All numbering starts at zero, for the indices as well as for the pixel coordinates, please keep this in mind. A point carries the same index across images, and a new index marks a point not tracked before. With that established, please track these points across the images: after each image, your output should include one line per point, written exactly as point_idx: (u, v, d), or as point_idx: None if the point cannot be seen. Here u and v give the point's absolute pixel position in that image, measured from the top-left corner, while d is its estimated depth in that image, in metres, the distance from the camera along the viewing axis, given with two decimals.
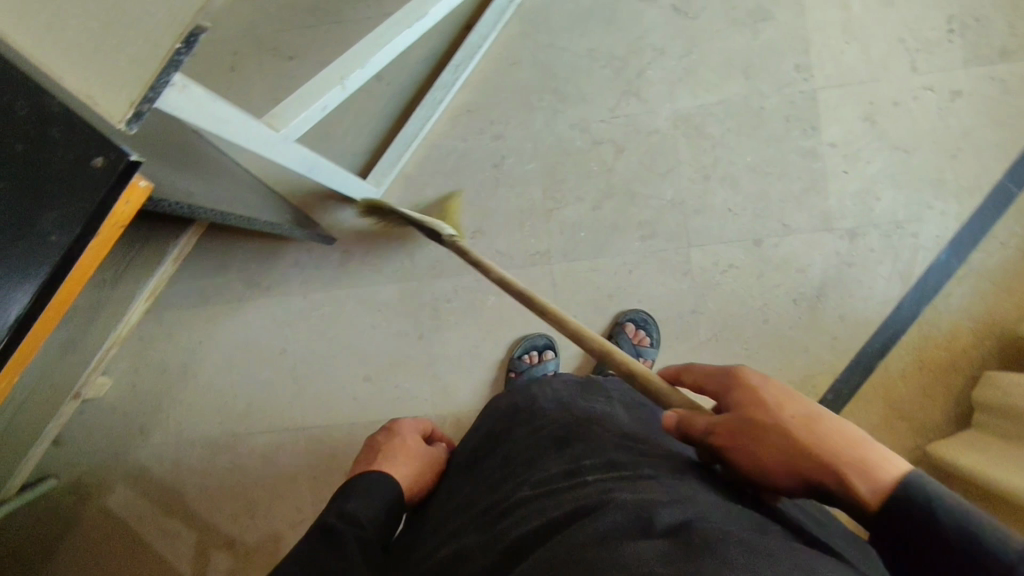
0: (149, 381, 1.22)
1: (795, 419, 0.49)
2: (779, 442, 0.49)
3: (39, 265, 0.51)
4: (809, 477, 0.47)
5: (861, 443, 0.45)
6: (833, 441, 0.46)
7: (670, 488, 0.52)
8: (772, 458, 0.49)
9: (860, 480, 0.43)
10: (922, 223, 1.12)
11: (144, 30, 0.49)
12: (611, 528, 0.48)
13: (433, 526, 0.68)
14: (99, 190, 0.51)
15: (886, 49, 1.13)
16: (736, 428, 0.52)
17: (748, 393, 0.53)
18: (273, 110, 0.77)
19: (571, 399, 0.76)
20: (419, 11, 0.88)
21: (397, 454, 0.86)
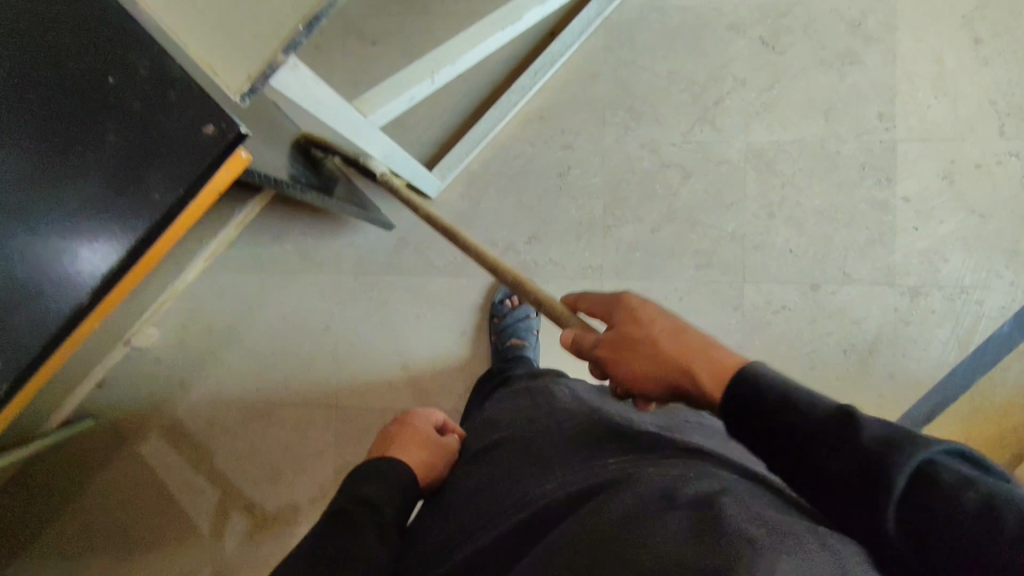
0: (193, 337, 1.25)
1: (664, 331, 0.53)
2: (650, 353, 0.53)
3: (140, 220, 0.53)
4: (676, 386, 0.51)
5: (712, 350, 0.50)
6: (689, 348, 0.51)
7: (691, 467, 0.49)
8: (646, 367, 0.53)
9: (711, 381, 0.48)
10: (988, 291, 1.09)
11: (269, 10, 0.50)
12: (638, 503, 0.44)
13: (453, 512, 0.65)
14: (204, 156, 0.53)
15: (976, 108, 1.10)
16: (614, 343, 0.56)
17: (626, 313, 0.56)
18: (363, 95, 0.78)
19: (585, 397, 0.74)
20: (513, 15, 0.89)
21: (409, 444, 0.79)
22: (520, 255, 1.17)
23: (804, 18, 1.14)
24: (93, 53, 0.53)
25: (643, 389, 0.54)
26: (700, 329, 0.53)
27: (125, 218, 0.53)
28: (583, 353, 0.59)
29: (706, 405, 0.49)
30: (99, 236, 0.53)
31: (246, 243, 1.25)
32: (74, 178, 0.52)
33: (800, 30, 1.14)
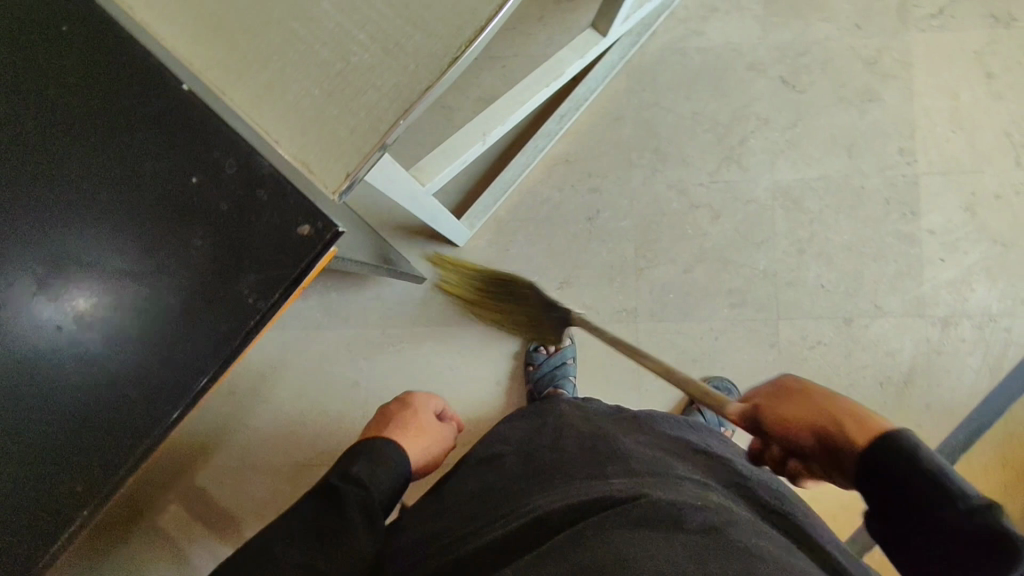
0: (213, 401, 1.19)
1: (817, 392, 0.55)
2: (800, 402, 0.55)
3: (235, 324, 0.51)
4: (821, 431, 0.52)
5: (861, 410, 0.53)
6: (842, 405, 0.53)
7: (693, 495, 0.55)
8: (793, 416, 0.54)
9: (862, 431, 0.50)
10: (1016, 318, 1.11)
11: (368, 103, 0.49)
12: (641, 517, 0.51)
13: (446, 504, 0.70)
14: (295, 257, 0.51)
15: (992, 141, 1.13)
16: (764, 395, 0.58)
17: (777, 375, 0.59)
18: (418, 164, 0.77)
19: (598, 420, 0.76)
20: (558, 70, 0.88)
21: (408, 424, 0.92)
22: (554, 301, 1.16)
23: (823, 57, 1.16)
24: (175, 155, 0.51)
25: (780, 431, 0.55)
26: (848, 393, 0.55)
27: (216, 323, 0.51)
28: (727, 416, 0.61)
29: (852, 451, 0.50)
30: (197, 347, 0.51)
31: None
32: (151, 280, 0.51)
33: (819, 69, 1.16)
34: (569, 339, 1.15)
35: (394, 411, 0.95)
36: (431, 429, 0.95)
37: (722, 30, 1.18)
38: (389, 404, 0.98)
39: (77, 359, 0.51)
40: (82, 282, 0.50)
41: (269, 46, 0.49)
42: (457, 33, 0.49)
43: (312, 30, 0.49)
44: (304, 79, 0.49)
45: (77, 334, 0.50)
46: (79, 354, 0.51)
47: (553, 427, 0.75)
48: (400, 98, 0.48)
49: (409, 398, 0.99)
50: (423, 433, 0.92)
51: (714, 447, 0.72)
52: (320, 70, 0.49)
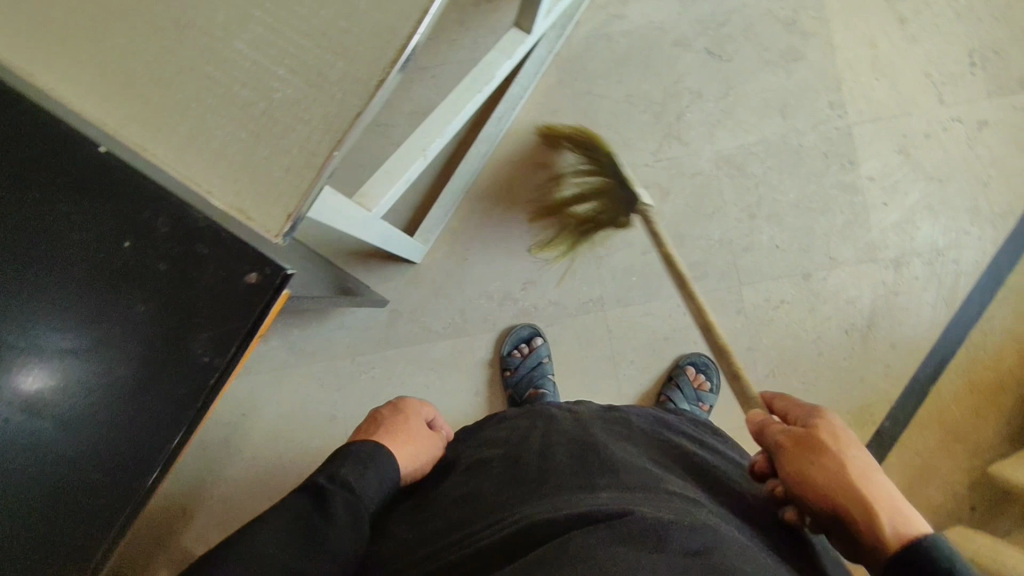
0: (189, 458, 1.15)
1: (858, 464, 0.57)
2: (830, 469, 0.57)
3: (188, 390, 0.49)
4: (841, 508, 0.55)
5: (898, 504, 0.54)
6: (879, 490, 0.55)
7: (681, 512, 0.55)
8: (821, 479, 0.57)
9: (890, 526, 0.52)
10: (961, 249, 1.16)
11: (300, 139, 0.47)
12: (626, 536, 0.51)
13: (433, 513, 0.69)
14: (242, 316, 0.48)
15: (914, 83, 1.17)
16: (799, 443, 0.60)
17: (825, 426, 0.61)
18: (362, 189, 0.75)
19: (590, 426, 0.76)
20: (488, 72, 0.87)
21: (400, 431, 0.81)
22: (519, 302, 1.16)
23: (744, 24, 1.18)
24: (105, 221, 0.48)
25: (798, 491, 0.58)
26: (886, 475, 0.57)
27: (165, 412, 0.48)
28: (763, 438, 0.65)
29: (868, 541, 0.53)
30: (149, 433, 0.48)
31: None
32: (97, 358, 0.48)
33: (742, 36, 1.18)
34: (540, 338, 1.14)
35: (382, 419, 0.84)
36: (424, 437, 0.83)
37: (644, 11, 1.18)
38: (379, 411, 0.87)
39: (19, 447, 0.47)
40: (23, 363, 0.47)
41: (186, 93, 0.47)
42: (379, 55, 0.47)
43: (229, 70, 0.47)
44: (228, 123, 0.47)
45: (17, 420, 0.47)
46: (19, 441, 0.47)
47: (541, 434, 0.74)
48: (331, 129, 0.47)
49: (401, 404, 0.89)
50: (416, 440, 0.81)
51: (705, 453, 0.72)
52: (243, 112, 0.47)
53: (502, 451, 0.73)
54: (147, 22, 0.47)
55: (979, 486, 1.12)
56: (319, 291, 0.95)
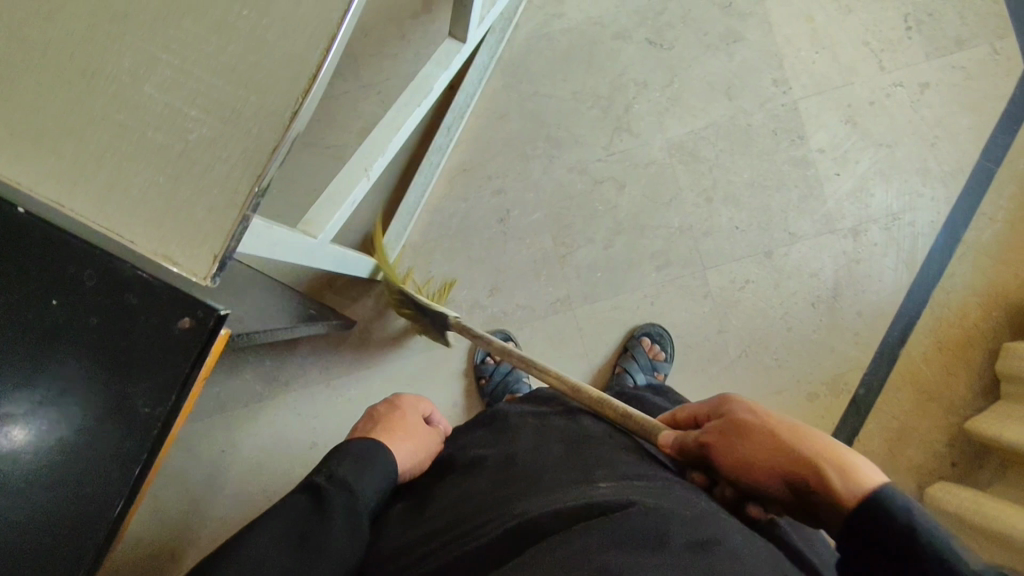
0: (173, 501, 1.13)
1: (784, 428, 0.56)
2: (772, 446, 0.55)
3: (132, 444, 0.48)
4: (793, 477, 0.53)
5: (844, 457, 0.51)
6: (810, 442, 0.53)
7: (684, 505, 0.56)
8: (759, 457, 0.55)
9: (840, 483, 0.49)
10: (916, 211, 1.17)
11: (219, 178, 0.46)
12: (629, 534, 0.51)
13: (427, 511, 0.69)
14: (181, 360, 0.48)
15: (854, 53, 1.19)
16: (731, 434, 0.58)
17: (751, 412, 0.58)
18: (306, 216, 0.75)
19: (578, 424, 0.77)
20: (424, 86, 0.86)
21: (396, 429, 0.83)
22: (488, 309, 1.16)
23: (682, 10, 1.19)
24: (34, 278, 0.47)
25: (753, 477, 0.56)
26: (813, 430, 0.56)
27: (113, 467, 0.47)
28: (686, 447, 0.64)
29: (828, 505, 0.50)
30: (98, 484, 0.47)
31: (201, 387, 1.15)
32: (57, 412, 0.47)
33: (681, 23, 1.18)
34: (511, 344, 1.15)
35: (380, 417, 0.87)
36: (422, 432, 0.85)
37: (581, 7, 1.19)
38: (376, 408, 0.90)
39: None
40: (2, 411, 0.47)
41: (100, 144, 0.46)
42: (290, 85, 0.46)
43: (140, 117, 0.46)
44: (145, 169, 0.46)
45: None
46: None
47: (535, 434, 0.75)
48: (249, 165, 0.46)
49: (398, 402, 0.91)
50: (412, 436, 0.83)
51: None
52: (158, 156, 0.46)
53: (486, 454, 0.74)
54: (52, 76, 0.46)
55: (958, 441, 1.14)
56: (288, 322, 0.94)
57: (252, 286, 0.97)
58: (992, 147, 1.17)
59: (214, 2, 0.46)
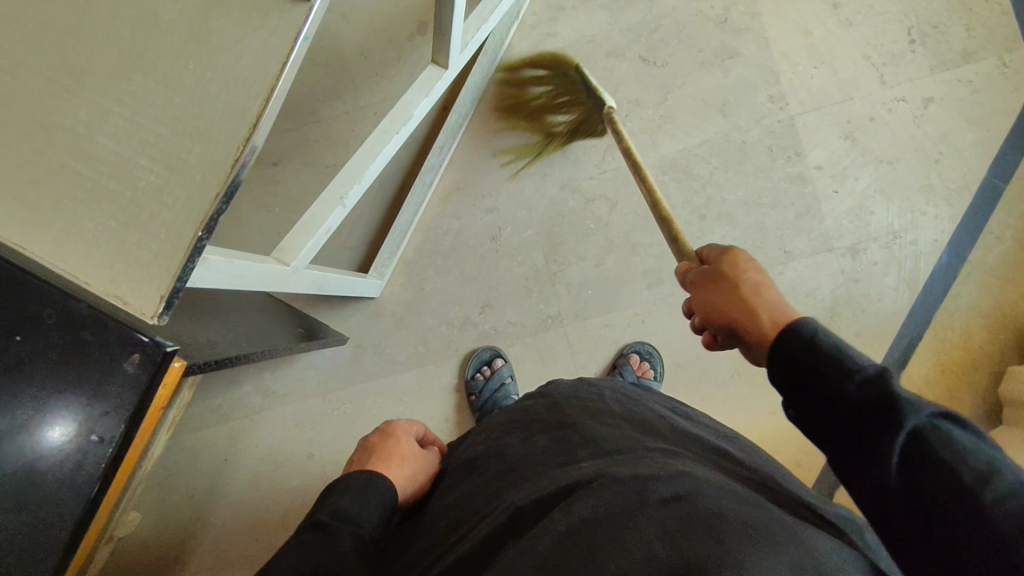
0: (177, 508, 1.16)
1: (752, 279, 0.58)
2: (728, 292, 0.59)
3: (85, 469, 0.51)
4: (737, 320, 0.57)
5: (784, 304, 0.54)
6: (765, 291, 0.56)
7: (660, 467, 0.56)
8: (720, 300, 0.60)
9: (768, 320, 0.53)
10: (919, 229, 1.14)
11: (165, 224, 0.49)
12: (616, 498, 0.50)
13: (437, 515, 0.71)
14: (131, 393, 0.52)
15: (854, 68, 1.16)
16: (706, 278, 0.62)
17: (731, 257, 0.61)
18: (281, 243, 0.78)
19: (566, 403, 0.79)
20: (405, 113, 0.88)
21: (392, 454, 0.83)
22: (481, 326, 1.18)
23: (676, 27, 1.18)
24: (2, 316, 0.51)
25: (710, 315, 0.61)
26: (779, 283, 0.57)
27: (69, 495, 0.51)
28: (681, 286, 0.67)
29: (755, 338, 0.55)
30: (54, 509, 0.51)
31: (204, 398, 1.20)
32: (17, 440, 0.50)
33: (675, 40, 1.18)
34: (502, 359, 1.15)
35: (373, 445, 0.86)
36: (419, 456, 0.85)
37: (575, 26, 1.19)
38: (368, 438, 0.88)
39: None
40: None
41: (58, 192, 0.49)
42: (232, 134, 0.49)
43: (94, 165, 0.49)
44: (98, 215, 0.49)
45: None
46: None
47: (522, 428, 0.76)
48: (194, 210, 0.49)
49: (389, 428, 0.89)
50: (410, 459, 0.83)
51: (684, 426, 0.75)
52: (110, 203, 0.49)
53: (482, 452, 0.76)
54: (14, 129, 0.49)
55: None
56: (285, 342, 0.97)
57: (250, 310, 0.99)
58: (1001, 163, 1.14)
59: (162, 58, 0.50)
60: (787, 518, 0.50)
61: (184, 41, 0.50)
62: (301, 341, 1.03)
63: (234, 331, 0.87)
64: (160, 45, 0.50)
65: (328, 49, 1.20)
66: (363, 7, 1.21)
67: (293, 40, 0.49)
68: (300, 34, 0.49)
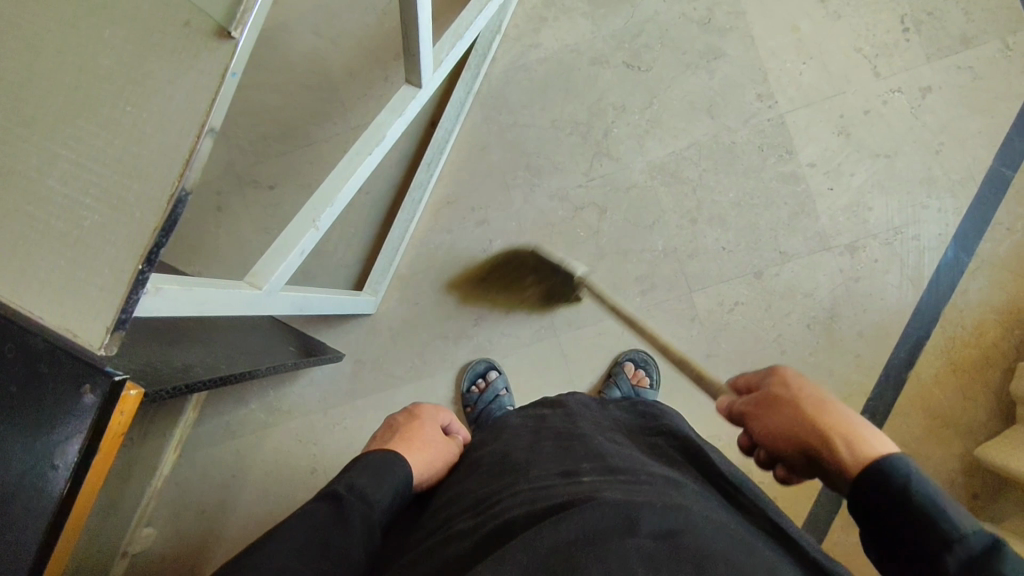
0: (189, 523, 1.20)
1: (812, 398, 0.54)
2: (789, 416, 0.54)
3: (51, 488, 0.55)
4: (807, 447, 0.52)
5: (852, 427, 0.51)
6: (833, 413, 0.52)
7: (658, 497, 0.52)
8: (779, 424, 0.55)
9: (850, 458, 0.49)
10: (921, 224, 1.10)
11: (107, 259, 0.51)
12: (601, 523, 0.48)
13: (434, 509, 0.66)
14: (85, 425, 0.55)
15: (844, 62, 1.13)
16: (756, 403, 0.58)
17: (772, 376, 0.58)
18: (254, 268, 0.81)
19: (579, 413, 0.73)
20: (379, 133, 0.90)
21: (413, 439, 0.79)
22: (474, 338, 1.19)
23: (658, 31, 1.17)
24: None
25: (771, 445, 0.56)
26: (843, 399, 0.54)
27: (31, 517, 0.55)
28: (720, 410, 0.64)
29: (835, 473, 0.50)
30: (18, 532, 0.55)
31: (212, 417, 1.23)
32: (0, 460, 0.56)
33: (659, 44, 1.17)
34: (496, 371, 1.16)
35: (397, 427, 0.84)
36: (441, 442, 0.81)
37: (557, 36, 1.19)
38: (394, 418, 0.87)
39: None
40: None
41: (14, 233, 0.53)
42: (166, 172, 0.51)
43: (44, 207, 0.52)
44: (50, 254, 0.52)
45: None
46: None
47: (531, 429, 0.71)
48: (133, 245, 0.51)
49: (417, 412, 0.88)
50: (431, 446, 0.79)
51: (706, 446, 0.68)
52: (60, 242, 0.52)
53: (484, 454, 0.70)
54: None
55: (975, 470, 1.05)
56: (281, 358, 0.97)
57: (248, 327, 1.00)
58: (1007, 150, 1.09)
59: (101, 101, 0.52)
60: (772, 564, 0.49)
61: (121, 83, 0.51)
62: (298, 357, 1.03)
63: (228, 350, 0.88)
64: (99, 88, 0.52)
65: (318, 74, 1.24)
66: (350, 31, 1.24)
67: (220, 76, 0.50)
68: (226, 69, 0.50)
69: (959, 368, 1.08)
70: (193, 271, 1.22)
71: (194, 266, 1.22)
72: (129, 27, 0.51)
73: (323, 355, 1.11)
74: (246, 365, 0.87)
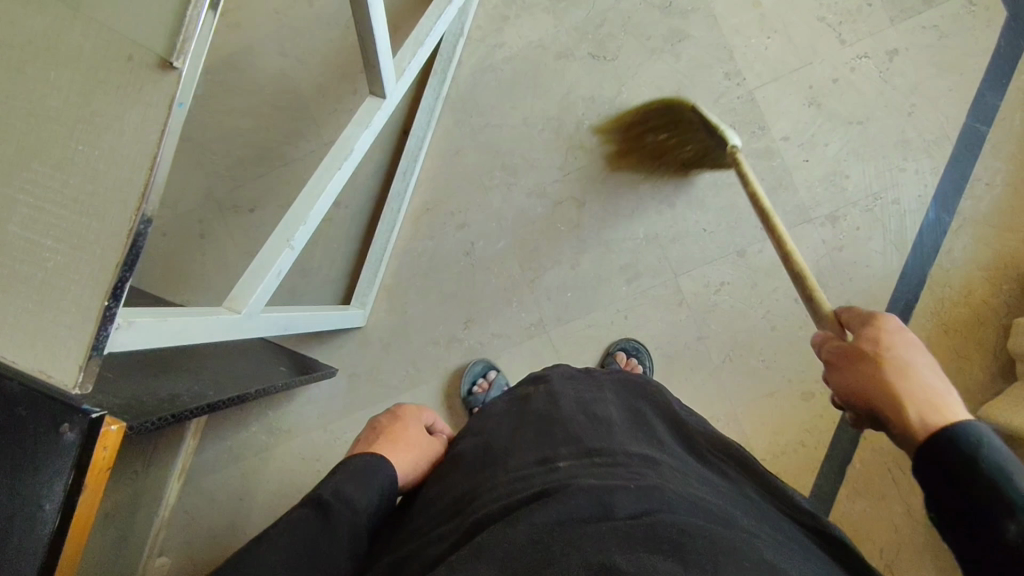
0: (201, 550, 1.20)
1: (897, 363, 0.55)
2: (867, 374, 0.56)
3: (40, 526, 0.56)
4: (879, 406, 0.55)
5: (930, 396, 0.52)
6: (914, 387, 0.53)
7: (631, 478, 0.53)
8: (861, 381, 0.57)
9: (915, 417, 0.51)
10: (899, 188, 1.10)
11: (74, 297, 0.52)
12: (574, 511, 0.49)
13: (420, 505, 0.66)
14: (68, 461, 0.56)
15: (809, 32, 1.13)
16: (844, 357, 0.60)
17: (870, 332, 0.59)
18: (233, 291, 0.82)
19: (563, 386, 0.73)
20: (345, 148, 0.90)
21: (398, 441, 0.80)
22: (465, 343, 1.19)
23: (620, 19, 1.17)
24: None
25: (849, 394, 0.59)
26: (933, 373, 0.54)
27: (19, 557, 0.56)
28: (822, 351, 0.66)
29: (899, 434, 0.52)
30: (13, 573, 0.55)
31: (214, 442, 1.24)
32: None
33: (621, 32, 1.17)
34: (496, 370, 1.16)
35: (381, 429, 0.84)
36: (424, 441, 0.82)
37: (521, 33, 1.20)
38: (377, 420, 0.87)
39: None
40: None
41: None
42: (123, 207, 0.51)
43: (6, 252, 0.53)
44: (18, 298, 0.53)
45: None
46: None
47: (512, 415, 0.70)
48: (98, 281, 0.51)
49: (399, 412, 0.88)
50: (416, 447, 0.80)
51: (684, 417, 0.69)
52: (26, 286, 0.53)
53: (466, 442, 0.70)
54: None
55: None
56: (270, 379, 0.98)
57: (234, 351, 1.00)
58: (979, 105, 1.09)
59: (54, 143, 0.52)
60: (748, 534, 0.50)
61: (71, 125, 0.52)
62: (291, 376, 1.03)
63: (215, 374, 0.88)
64: (49, 132, 0.52)
65: (288, 93, 1.24)
66: (315, 48, 1.24)
67: (166, 108, 0.50)
68: (172, 100, 0.50)
69: (952, 328, 1.07)
70: (181, 300, 1.23)
71: (182, 295, 1.23)
72: (72, 68, 0.51)
73: (314, 372, 1.11)
74: (234, 388, 0.88)
